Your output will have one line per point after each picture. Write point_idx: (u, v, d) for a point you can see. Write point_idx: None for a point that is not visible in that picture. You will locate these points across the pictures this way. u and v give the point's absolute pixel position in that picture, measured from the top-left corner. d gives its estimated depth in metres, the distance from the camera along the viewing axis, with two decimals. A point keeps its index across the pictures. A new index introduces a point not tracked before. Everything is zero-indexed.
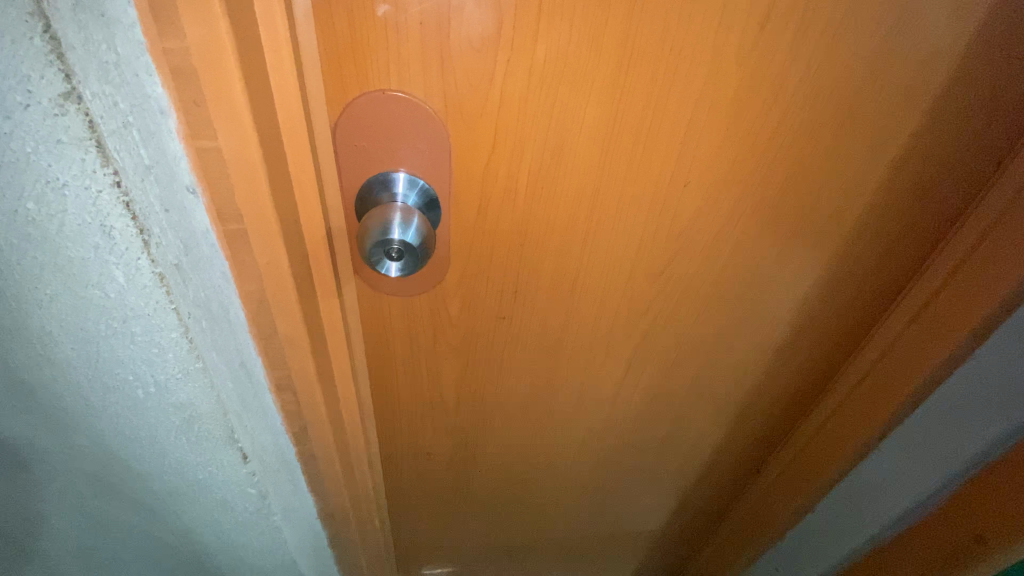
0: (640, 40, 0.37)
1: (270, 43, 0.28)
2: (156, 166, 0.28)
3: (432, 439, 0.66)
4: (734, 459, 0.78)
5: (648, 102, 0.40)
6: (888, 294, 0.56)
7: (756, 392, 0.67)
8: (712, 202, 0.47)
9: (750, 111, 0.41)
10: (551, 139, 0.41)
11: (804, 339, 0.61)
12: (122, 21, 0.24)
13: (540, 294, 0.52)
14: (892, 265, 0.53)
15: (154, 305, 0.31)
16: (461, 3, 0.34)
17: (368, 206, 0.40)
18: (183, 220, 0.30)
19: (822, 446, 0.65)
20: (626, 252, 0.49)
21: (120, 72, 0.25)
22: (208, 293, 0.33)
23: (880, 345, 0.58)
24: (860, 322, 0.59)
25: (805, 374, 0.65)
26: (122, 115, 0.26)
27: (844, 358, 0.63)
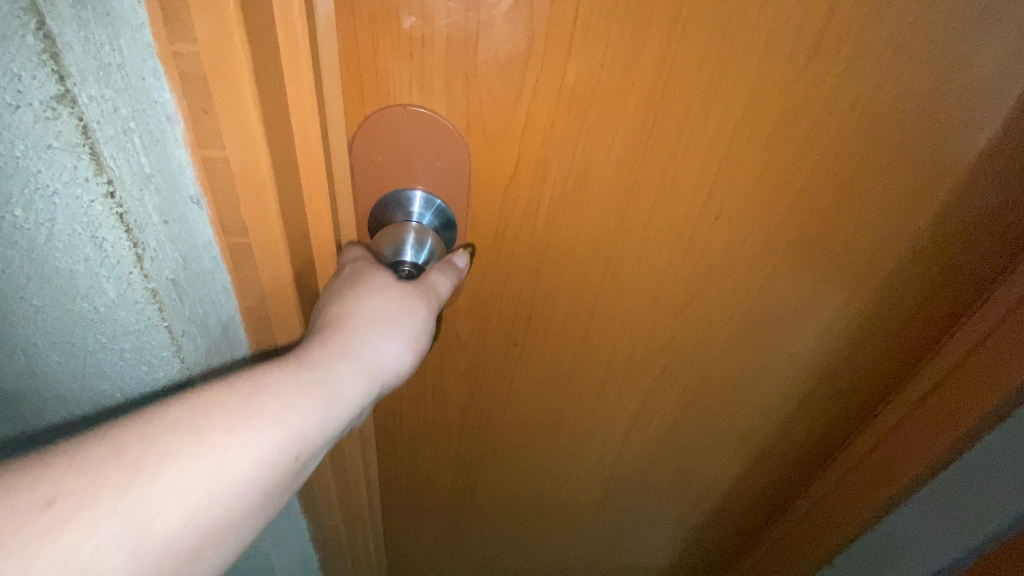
0: (679, 58, 0.35)
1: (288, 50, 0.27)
2: (157, 175, 0.27)
3: (434, 464, 0.63)
4: (746, 507, 0.74)
5: (682, 130, 0.38)
6: (921, 345, 0.53)
7: (778, 436, 0.63)
8: (743, 235, 0.44)
9: (791, 142, 0.39)
10: (576, 162, 0.39)
11: (830, 386, 0.57)
12: (129, 22, 0.23)
13: (555, 321, 0.49)
14: (928, 316, 0.50)
15: (146, 321, 0.31)
16: (492, 17, 0.32)
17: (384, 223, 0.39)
18: (183, 231, 0.30)
19: (837, 504, 0.64)
20: (649, 283, 0.47)
21: (124, 75, 0.24)
22: (206, 306, 0.34)
23: (901, 407, 0.56)
24: (882, 379, 0.56)
25: (826, 427, 0.62)
26: (124, 121, 0.25)
27: (860, 415, 0.60)
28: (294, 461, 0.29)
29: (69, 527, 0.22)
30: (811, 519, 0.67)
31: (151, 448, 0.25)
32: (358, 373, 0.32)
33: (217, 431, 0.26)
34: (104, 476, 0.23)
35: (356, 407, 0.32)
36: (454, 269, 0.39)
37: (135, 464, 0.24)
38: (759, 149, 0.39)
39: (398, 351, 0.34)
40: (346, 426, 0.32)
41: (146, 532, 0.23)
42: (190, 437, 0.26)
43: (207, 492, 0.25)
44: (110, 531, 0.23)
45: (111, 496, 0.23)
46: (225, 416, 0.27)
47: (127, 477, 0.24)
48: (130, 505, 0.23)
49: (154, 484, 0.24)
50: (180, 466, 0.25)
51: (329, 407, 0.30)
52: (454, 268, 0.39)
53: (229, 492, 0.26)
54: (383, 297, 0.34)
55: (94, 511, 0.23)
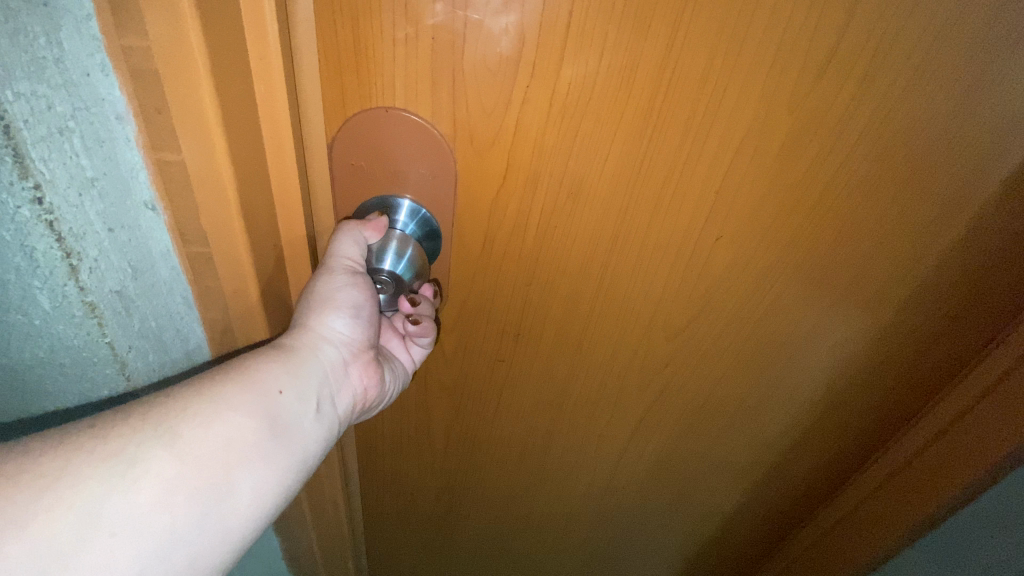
0: (683, 66, 0.32)
1: (257, 49, 0.27)
2: (101, 179, 0.29)
3: (417, 480, 0.61)
4: (747, 536, 0.72)
5: (683, 143, 0.35)
6: (937, 380, 0.50)
7: (778, 467, 0.60)
8: (745, 256, 0.41)
9: (800, 160, 0.36)
10: (570, 173, 0.36)
11: (836, 420, 0.55)
12: (75, 13, 0.24)
13: (545, 338, 0.47)
14: (944, 350, 0.48)
15: (81, 324, 0.33)
16: (481, 17, 0.30)
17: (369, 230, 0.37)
18: (130, 232, 0.31)
19: (843, 542, 0.61)
20: (645, 303, 0.44)
21: (65, 72, 0.25)
22: (153, 306, 0.35)
23: (913, 445, 0.53)
24: (895, 413, 0.53)
25: (832, 461, 0.59)
26: (62, 121, 0.26)
27: (873, 455, 0.58)
28: (269, 414, 0.32)
29: (41, 481, 0.24)
30: (816, 554, 0.65)
31: (114, 422, 0.27)
32: (308, 343, 0.37)
33: (181, 394, 0.30)
34: (65, 445, 0.25)
35: (316, 370, 0.36)
36: (362, 223, 0.36)
37: (98, 434, 0.26)
38: (766, 165, 0.36)
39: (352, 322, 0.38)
40: (313, 391, 0.35)
41: (128, 475, 0.26)
42: (156, 406, 0.29)
43: (184, 441, 0.28)
44: (88, 480, 0.25)
45: (72, 452, 0.25)
46: (187, 385, 0.30)
47: (94, 442, 0.26)
48: (99, 460, 0.25)
49: (125, 442, 0.26)
50: (150, 422, 0.28)
51: (287, 368, 0.34)
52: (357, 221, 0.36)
53: (204, 435, 0.29)
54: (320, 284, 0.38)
55: (64, 464, 0.25)
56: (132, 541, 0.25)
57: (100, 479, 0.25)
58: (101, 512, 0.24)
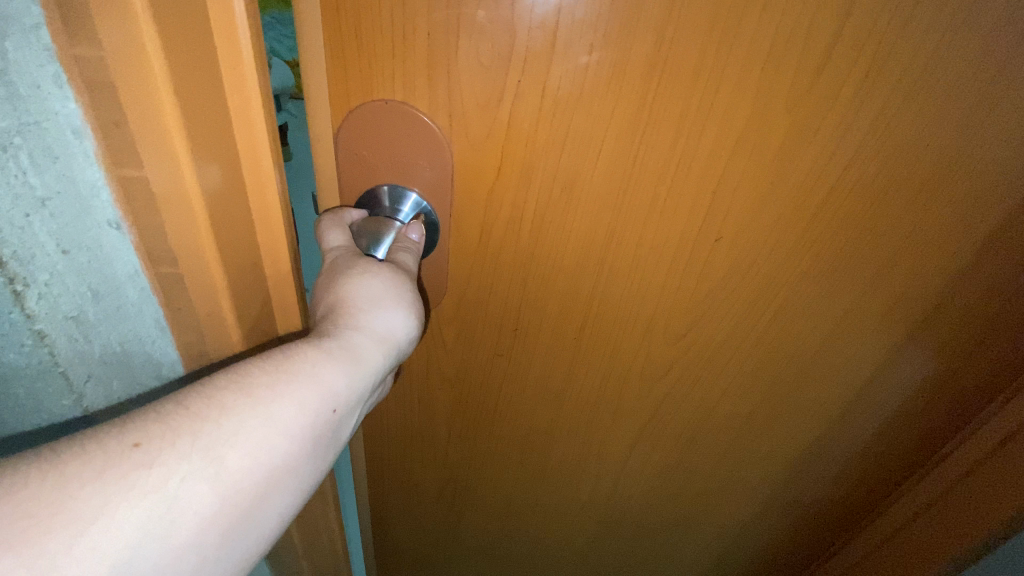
0: (673, 63, 0.32)
1: (229, 60, 0.29)
2: (53, 198, 0.30)
3: (421, 471, 0.62)
4: (791, 535, 0.72)
5: (676, 141, 0.35)
6: (989, 381, 0.49)
7: (799, 466, 0.60)
8: (746, 261, 0.41)
9: (799, 163, 0.35)
10: (563, 169, 0.37)
11: (876, 424, 0.55)
12: (23, 22, 0.25)
13: (544, 335, 0.47)
14: (996, 350, 0.46)
15: (28, 333, 0.34)
16: (473, 14, 0.32)
17: (373, 212, 0.40)
18: (87, 248, 0.33)
19: (903, 549, 0.60)
20: (644, 303, 0.44)
21: (17, 88, 0.26)
22: (113, 317, 0.37)
23: (971, 456, 0.52)
24: (947, 415, 0.52)
25: (880, 461, 0.59)
26: (7, 137, 0.27)
27: (862, 454, 0.58)
28: (312, 437, 0.31)
29: (84, 518, 0.23)
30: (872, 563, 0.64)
31: (160, 439, 0.26)
32: (342, 352, 0.34)
33: (226, 413, 0.28)
34: (102, 465, 0.24)
35: (367, 381, 0.35)
36: (375, 221, 0.38)
37: (136, 458, 0.25)
38: (765, 167, 0.36)
39: (401, 322, 0.37)
40: (341, 408, 0.33)
41: (168, 511, 0.25)
42: (194, 424, 0.27)
43: (225, 470, 0.27)
44: (130, 514, 0.24)
45: (117, 483, 0.24)
46: (211, 406, 0.28)
47: (133, 468, 0.25)
48: (141, 491, 0.25)
49: (164, 470, 0.26)
50: (190, 447, 0.27)
51: (322, 387, 0.32)
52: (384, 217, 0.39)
53: (248, 465, 0.28)
54: (370, 280, 0.37)
55: (102, 503, 0.24)
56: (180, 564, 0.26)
57: (144, 512, 0.25)
58: (145, 546, 0.24)
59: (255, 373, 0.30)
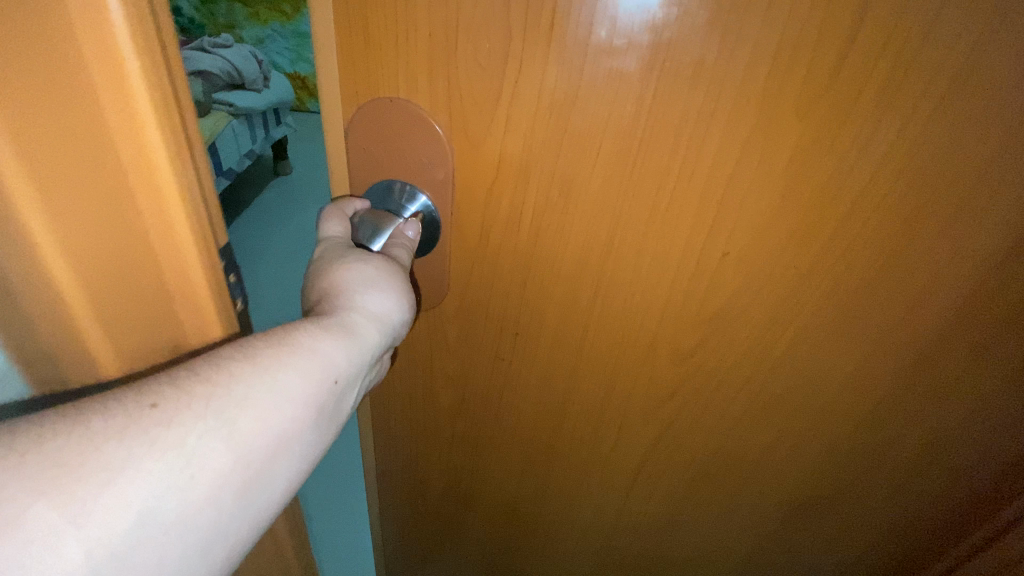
0: (671, 63, 0.31)
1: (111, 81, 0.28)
2: None
3: (427, 470, 0.63)
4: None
5: (676, 147, 0.34)
6: None
7: (826, 520, 0.54)
8: (758, 280, 0.38)
9: (816, 174, 0.32)
10: (560, 171, 0.37)
11: (918, 482, 0.48)
12: None
13: (544, 342, 0.46)
14: None
15: None
16: (470, 15, 0.32)
17: (382, 204, 0.41)
18: None
19: None
20: (647, 316, 0.42)
21: None
22: None
23: None
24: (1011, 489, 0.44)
25: (925, 527, 0.52)
26: None
27: (912, 521, 0.52)
28: (316, 404, 0.34)
29: (108, 470, 0.26)
30: None
31: (173, 401, 0.29)
32: (342, 329, 0.36)
33: (233, 379, 0.31)
34: (122, 423, 0.27)
35: (365, 356, 0.38)
36: (378, 215, 0.40)
37: (154, 417, 0.28)
38: (777, 177, 0.33)
39: (396, 303, 0.40)
40: (342, 381, 0.36)
41: (187, 464, 0.28)
42: (205, 389, 0.30)
43: (235, 430, 0.30)
44: (150, 467, 0.27)
45: (137, 438, 0.27)
46: (220, 373, 0.31)
47: (151, 426, 0.28)
48: (158, 447, 0.27)
49: (182, 428, 0.28)
50: (204, 409, 0.29)
51: (325, 359, 0.34)
52: (388, 213, 0.40)
53: (256, 426, 0.31)
54: (362, 265, 0.39)
55: (125, 457, 0.26)
56: (196, 516, 0.28)
57: (163, 464, 0.27)
58: (164, 496, 0.27)
59: (260, 345, 0.33)
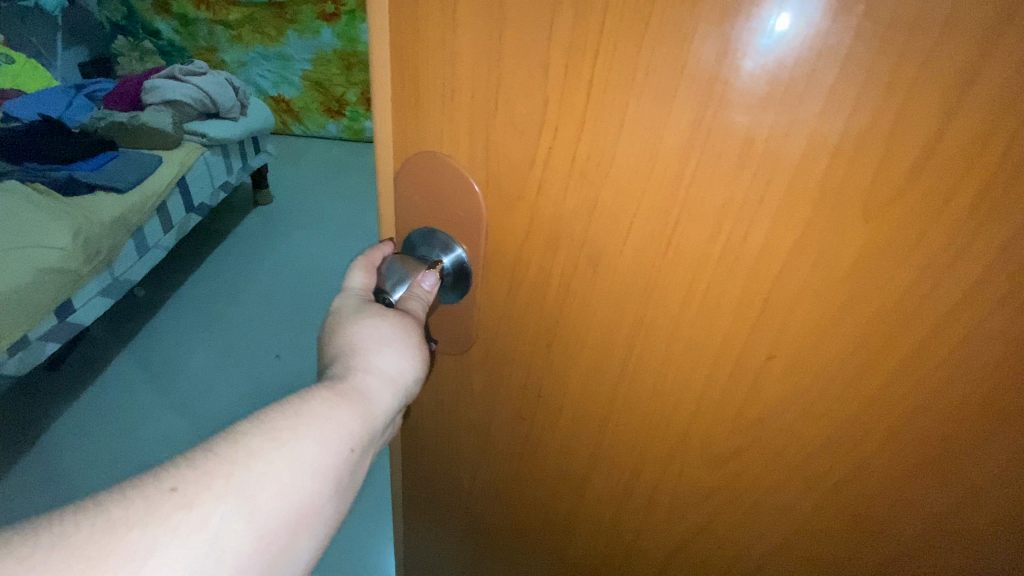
0: (714, 142, 0.28)
1: None
2: None
3: (450, 507, 0.63)
4: None
5: (715, 235, 0.30)
6: None
7: None
8: (809, 394, 0.32)
9: (887, 285, 0.26)
10: (589, 240, 0.35)
11: None
12: None
13: (566, 408, 0.44)
14: None
15: None
16: (509, 81, 0.32)
17: (422, 249, 0.42)
18: None
19: None
20: (675, 407, 0.38)
21: None
22: None
23: None
24: None
25: None
26: None
27: None
28: (333, 473, 0.36)
29: (138, 557, 0.28)
30: None
31: (193, 484, 0.31)
32: (357, 396, 0.39)
33: (250, 457, 0.33)
34: (146, 510, 0.29)
35: (379, 420, 0.40)
36: (406, 264, 0.40)
37: (174, 500, 0.30)
38: (837, 282, 0.28)
39: (408, 363, 0.42)
40: (357, 448, 0.38)
41: (209, 543, 0.30)
42: (223, 468, 0.32)
43: (255, 505, 0.32)
44: (177, 549, 0.29)
45: (161, 525, 0.29)
46: (237, 452, 0.33)
47: (175, 509, 0.30)
48: (182, 530, 0.30)
49: (203, 509, 0.31)
50: (224, 488, 0.32)
51: (340, 429, 0.37)
52: (417, 263, 0.40)
53: (273, 500, 0.33)
54: (375, 326, 0.42)
55: (154, 542, 0.29)
56: None
57: (191, 545, 0.30)
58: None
59: (277, 417, 0.35)
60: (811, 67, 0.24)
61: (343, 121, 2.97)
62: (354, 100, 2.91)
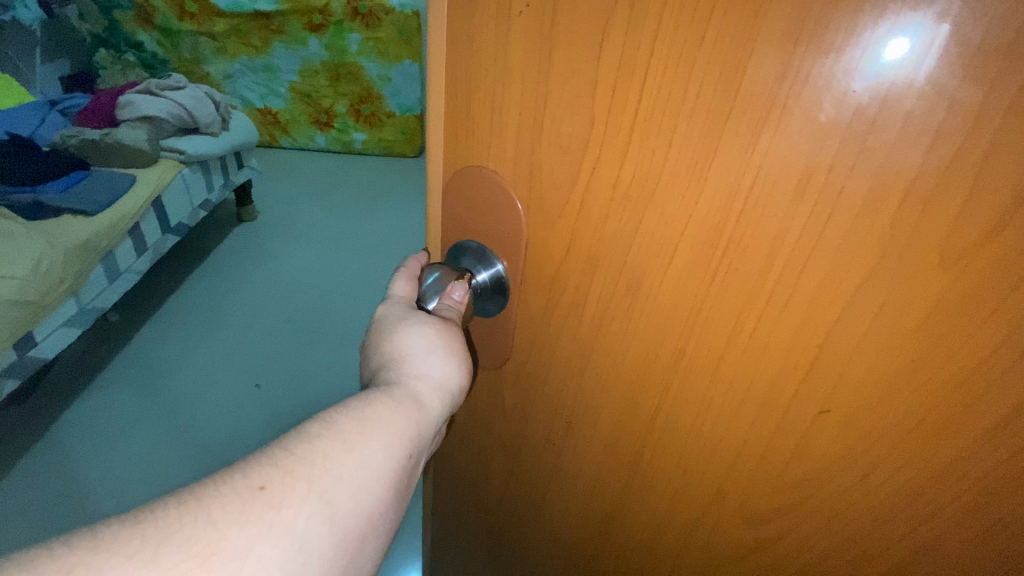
0: (769, 170, 0.25)
1: None
2: None
3: (476, 521, 0.62)
4: None
5: (764, 271, 0.27)
6: None
7: None
8: (864, 460, 0.28)
9: (965, 345, 0.23)
10: (629, 266, 0.33)
11: None
12: None
13: (597, 439, 0.42)
14: None
15: None
16: (557, 98, 0.31)
17: (455, 260, 0.43)
18: None
19: None
20: (711, 453, 0.35)
21: None
22: None
23: None
24: None
25: None
26: None
27: None
28: (399, 476, 0.35)
29: (233, 559, 0.27)
30: None
31: (277, 483, 0.30)
32: (414, 402, 0.38)
33: (329, 456, 0.32)
34: (238, 511, 0.28)
35: (432, 427, 0.39)
36: (438, 275, 0.41)
37: (264, 499, 0.29)
38: (906, 336, 0.24)
39: (451, 371, 0.42)
40: (417, 453, 0.37)
41: (299, 545, 0.29)
42: (303, 466, 0.31)
43: (335, 506, 0.31)
44: (266, 551, 0.28)
45: (251, 525, 0.28)
46: (315, 451, 0.32)
47: (262, 508, 0.29)
48: (270, 531, 0.29)
49: (290, 511, 0.30)
50: (308, 489, 0.30)
51: (405, 434, 0.36)
52: (449, 273, 0.42)
53: (351, 500, 0.32)
54: (421, 333, 0.41)
55: (248, 544, 0.28)
56: None
57: (278, 547, 0.29)
58: None
59: (346, 419, 0.34)
60: (883, 92, 0.21)
61: (334, 133, 2.76)
62: (340, 112, 2.70)
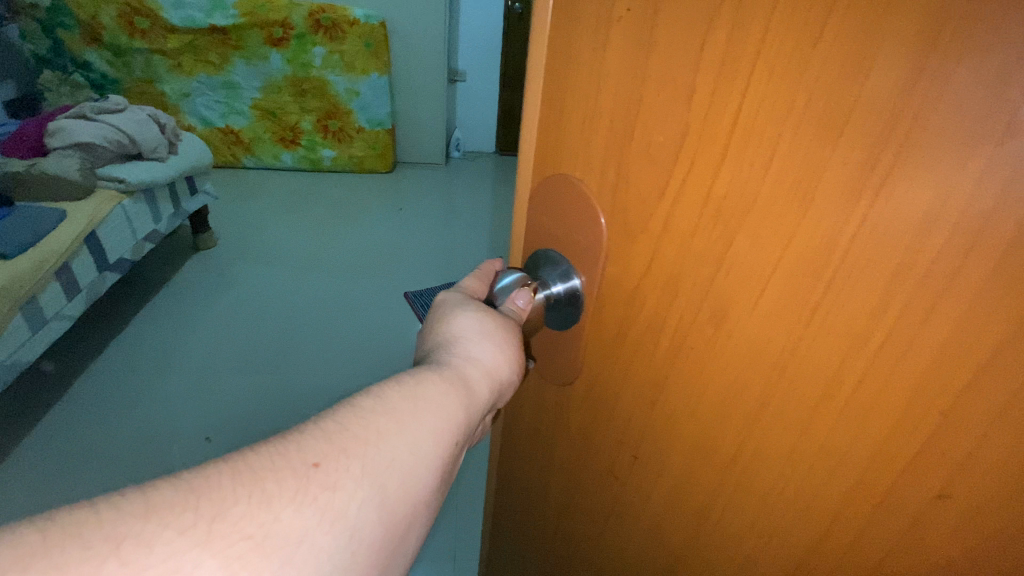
0: (891, 187, 0.21)
1: None
2: None
3: (532, 543, 0.60)
4: None
5: (875, 310, 0.23)
6: None
7: None
8: (1001, 566, 0.22)
9: None
10: (714, 290, 0.30)
11: None
12: None
13: (663, 479, 0.39)
14: None
15: None
16: (650, 105, 0.30)
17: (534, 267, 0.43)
18: None
19: None
20: (794, 519, 0.30)
21: None
22: None
23: None
24: None
25: None
26: None
27: None
28: (445, 460, 0.35)
29: (288, 539, 0.28)
30: None
31: (330, 463, 0.31)
32: (462, 384, 0.38)
33: (380, 440, 0.33)
34: (293, 488, 0.29)
35: (481, 410, 0.39)
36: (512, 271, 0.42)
37: (319, 478, 0.30)
38: None
39: (504, 358, 0.41)
40: (464, 438, 0.37)
41: (349, 526, 0.30)
42: (355, 446, 0.32)
43: (383, 488, 0.32)
44: (320, 529, 0.29)
45: (305, 502, 0.29)
46: (367, 430, 0.33)
47: (316, 486, 0.30)
48: (323, 509, 0.29)
49: (344, 492, 0.30)
50: (360, 471, 0.31)
51: (452, 418, 0.36)
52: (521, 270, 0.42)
53: (399, 483, 0.32)
54: (476, 319, 0.41)
55: (303, 523, 0.29)
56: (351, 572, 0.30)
57: (331, 526, 0.29)
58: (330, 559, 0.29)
59: (398, 398, 0.35)
60: None
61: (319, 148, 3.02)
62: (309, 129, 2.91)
